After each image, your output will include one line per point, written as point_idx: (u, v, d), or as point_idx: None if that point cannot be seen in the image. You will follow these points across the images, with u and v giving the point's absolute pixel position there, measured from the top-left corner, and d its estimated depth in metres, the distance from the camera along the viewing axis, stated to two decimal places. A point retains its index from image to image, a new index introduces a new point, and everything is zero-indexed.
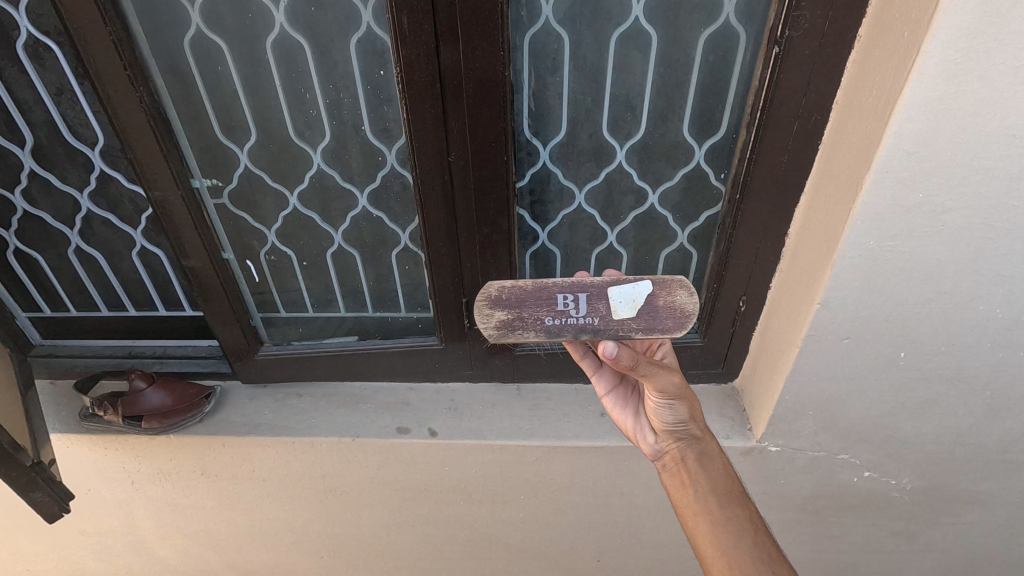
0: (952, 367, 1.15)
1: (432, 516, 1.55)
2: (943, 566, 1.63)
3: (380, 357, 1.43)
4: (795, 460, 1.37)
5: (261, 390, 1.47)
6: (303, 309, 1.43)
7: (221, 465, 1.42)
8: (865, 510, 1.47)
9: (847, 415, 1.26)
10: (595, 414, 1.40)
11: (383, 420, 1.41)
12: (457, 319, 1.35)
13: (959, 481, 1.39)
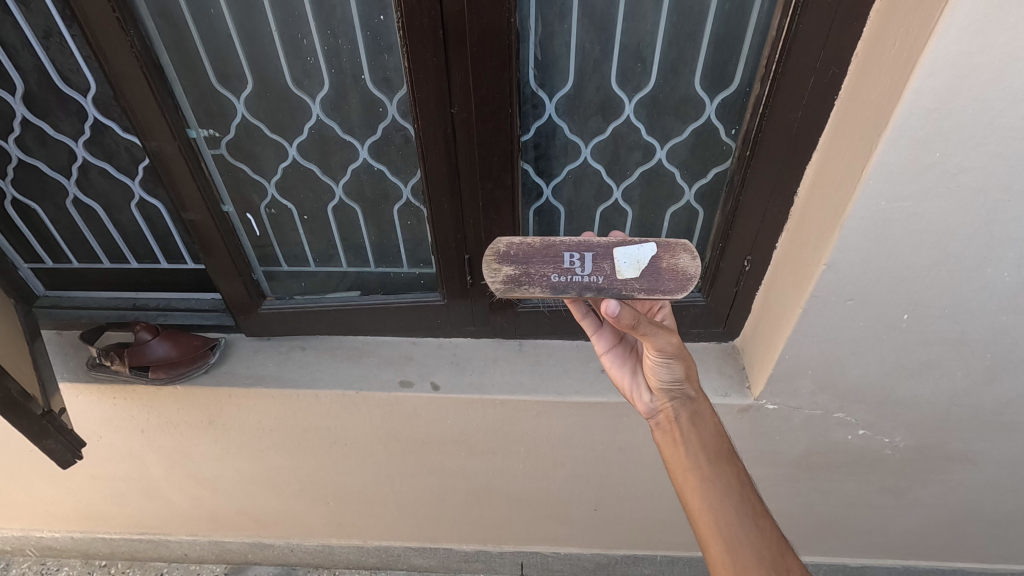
0: (955, 331, 1.13)
1: (433, 467, 1.60)
2: (930, 521, 1.67)
3: (381, 313, 1.44)
4: (790, 419, 1.38)
5: (265, 343, 1.50)
6: (307, 263, 1.44)
7: (227, 415, 1.48)
8: (857, 467, 1.50)
9: (846, 376, 1.26)
10: (594, 371, 1.42)
11: (386, 374, 1.43)
12: (459, 274, 1.35)
13: (953, 442, 1.40)
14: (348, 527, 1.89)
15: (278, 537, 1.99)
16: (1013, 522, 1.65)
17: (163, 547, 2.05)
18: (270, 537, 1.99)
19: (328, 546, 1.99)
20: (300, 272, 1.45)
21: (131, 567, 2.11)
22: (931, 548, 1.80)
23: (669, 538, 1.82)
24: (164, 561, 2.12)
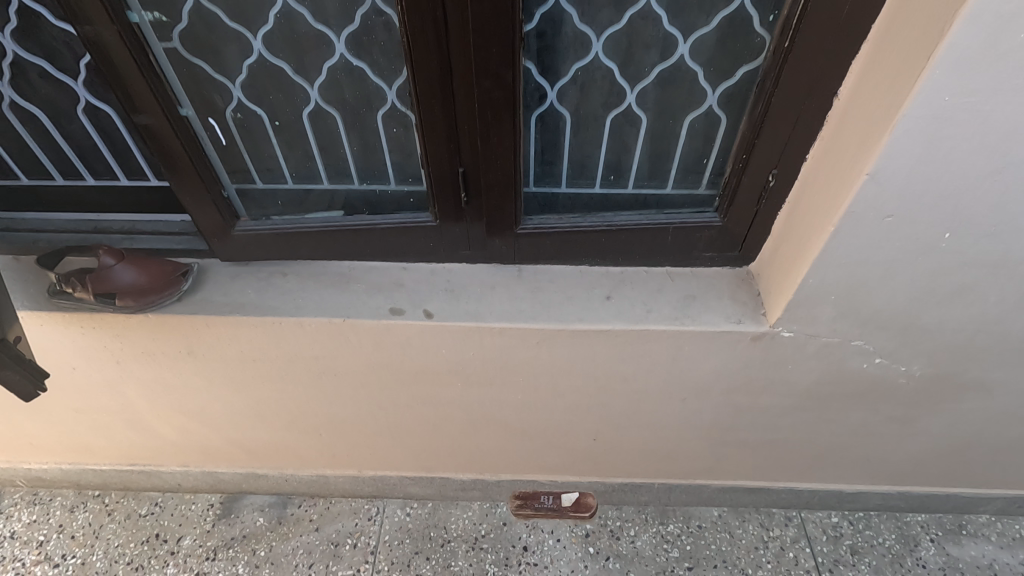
0: (998, 252, 1.03)
1: (428, 398, 1.54)
2: (933, 449, 1.65)
3: (367, 236, 1.31)
4: (806, 347, 1.30)
5: (243, 269, 1.38)
6: (283, 180, 1.30)
7: (207, 345, 1.38)
8: (868, 397, 1.44)
9: (871, 301, 1.17)
10: (599, 298, 1.32)
11: (376, 301, 1.33)
12: (453, 191, 1.21)
13: (972, 370, 1.34)
14: (342, 458, 1.86)
15: (271, 468, 1.96)
16: (1016, 449, 1.63)
17: (155, 477, 2.02)
18: (264, 468, 1.96)
19: (323, 475, 1.96)
20: (276, 190, 1.31)
21: (125, 497, 2.09)
22: (929, 475, 1.80)
23: (668, 467, 1.80)
24: (159, 491, 2.10)
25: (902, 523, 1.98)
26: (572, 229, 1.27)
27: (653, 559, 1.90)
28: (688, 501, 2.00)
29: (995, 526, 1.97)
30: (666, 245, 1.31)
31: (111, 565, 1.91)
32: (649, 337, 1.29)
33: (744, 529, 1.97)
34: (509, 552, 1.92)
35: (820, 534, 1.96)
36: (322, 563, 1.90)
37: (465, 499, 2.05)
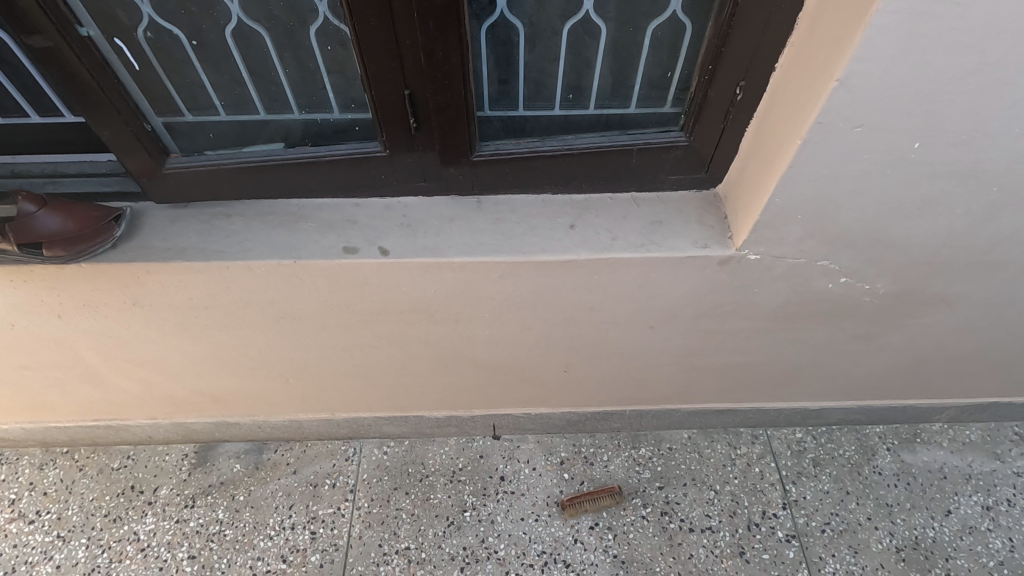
0: (966, 161, 1.00)
1: (393, 337, 1.50)
2: (893, 364, 1.70)
3: (313, 170, 1.22)
4: (772, 270, 1.28)
5: (181, 211, 1.29)
6: (214, 111, 1.18)
7: (152, 293, 1.31)
8: (832, 316, 1.45)
9: (838, 219, 1.14)
10: (563, 228, 1.27)
11: (328, 240, 1.25)
12: (401, 117, 1.12)
13: (934, 285, 1.35)
14: (313, 402, 1.84)
15: (241, 416, 1.93)
16: (971, 360, 1.69)
17: (124, 431, 1.98)
18: (234, 416, 1.93)
19: (296, 421, 1.95)
20: (208, 122, 1.20)
21: (95, 452, 2.06)
22: (887, 389, 1.86)
23: (638, 394, 1.83)
24: (130, 444, 2.07)
25: (862, 435, 2.07)
26: (531, 154, 1.20)
27: (626, 481, 1.96)
28: (659, 425, 2.05)
29: (947, 433, 2.07)
30: (631, 169, 1.25)
31: (87, 519, 1.89)
32: (615, 266, 1.26)
33: (713, 449, 2.04)
34: (486, 483, 1.96)
35: (784, 449, 2.04)
36: (302, 504, 1.92)
37: (441, 435, 2.07)
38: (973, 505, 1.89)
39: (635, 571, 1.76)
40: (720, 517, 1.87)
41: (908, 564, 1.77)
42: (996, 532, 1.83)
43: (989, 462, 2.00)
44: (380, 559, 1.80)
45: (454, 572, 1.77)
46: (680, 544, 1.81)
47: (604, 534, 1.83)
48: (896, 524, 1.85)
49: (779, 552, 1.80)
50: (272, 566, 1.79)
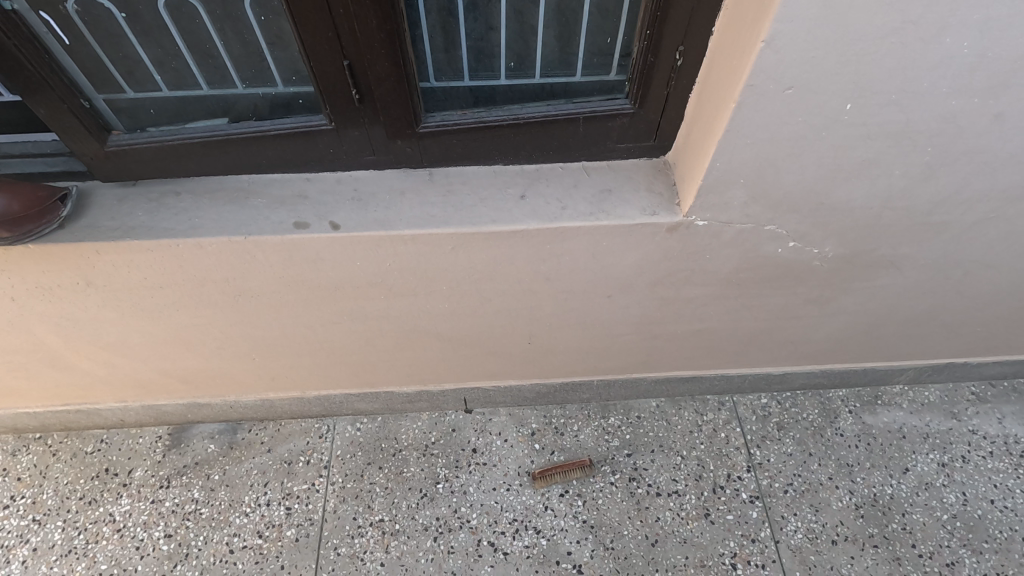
0: (899, 121, 1.05)
1: (354, 312, 1.51)
2: (849, 325, 1.72)
3: (260, 145, 1.22)
4: (721, 235, 1.30)
5: (130, 190, 1.28)
6: (156, 87, 1.17)
7: (105, 274, 1.31)
8: (785, 280, 1.48)
9: (780, 183, 1.17)
10: (514, 198, 1.28)
11: (278, 216, 1.25)
12: (344, 89, 1.12)
13: (881, 247, 1.38)
14: (282, 380, 1.83)
15: (212, 396, 1.91)
16: (925, 320, 1.71)
17: (95, 415, 1.94)
18: (205, 397, 1.91)
19: (266, 400, 1.92)
20: (150, 98, 1.19)
21: (68, 437, 2.00)
22: (848, 349, 1.85)
23: (604, 363, 1.84)
24: (104, 428, 2.01)
25: (825, 399, 2.03)
26: (477, 125, 1.21)
27: (595, 449, 1.92)
28: (627, 395, 2.01)
29: (907, 394, 2.04)
30: (578, 138, 1.26)
31: (63, 502, 1.83)
32: (565, 235, 1.27)
33: (681, 416, 2.00)
34: (459, 455, 1.92)
35: (749, 415, 2.00)
36: (277, 481, 1.87)
37: (413, 411, 2.02)
38: (929, 462, 1.86)
39: (603, 535, 1.73)
40: (686, 481, 1.84)
41: (866, 520, 1.74)
42: (950, 487, 1.81)
43: (946, 421, 1.96)
44: (354, 531, 1.76)
45: (427, 542, 1.73)
46: (647, 508, 1.78)
47: (574, 501, 1.80)
48: (856, 482, 1.82)
49: (742, 513, 1.77)
50: (248, 541, 1.74)
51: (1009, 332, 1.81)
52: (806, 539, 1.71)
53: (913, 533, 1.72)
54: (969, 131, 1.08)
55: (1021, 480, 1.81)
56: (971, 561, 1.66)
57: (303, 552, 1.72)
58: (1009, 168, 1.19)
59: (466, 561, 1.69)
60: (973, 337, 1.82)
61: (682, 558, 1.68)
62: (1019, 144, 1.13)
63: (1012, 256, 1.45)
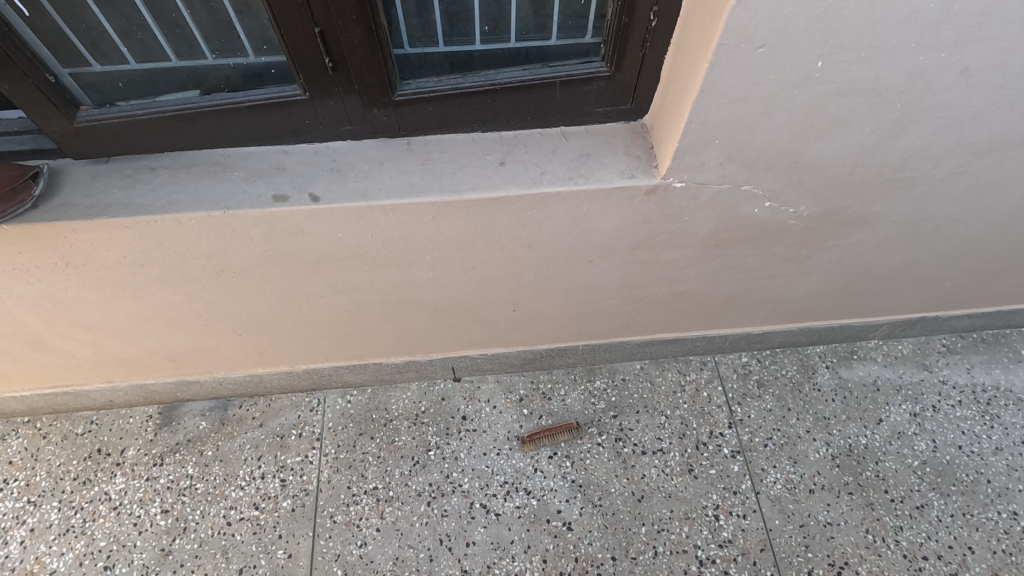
0: (869, 77, 1.08)
1: (338, 285, 1.52)
2: (825, 282, 1.76)
3: (234, 117, 1.21)
4: (698, 197, 1.32)
5: (103, 166, 1.27)
6: (123, 59, 1.15)
7: (83, 253, 1.30)
8: (761, 240, 1.50)
9: (754, 142, 1.20)
10: (493, 165, 1.28)
11: (256, 189, 1.25)
12: (315, 58, 1.11)
13: (854, 204, 1.41)
14: (271, 355, 1.85)
15: (201, 373, 1.91)
16: (898, 275, 1.76)
17: (83, 397, 1.94)
18: (195, 374, 1.91)
19: (256, 375, 1.94)
20: (117, 71, 1.17)
21: (58, 420, 2.00)
22: (827, 307, 1.90)
23: (588, 327, 1.88)
24: (93, 410, 2.01)
25: (803, 355, 2.09)
26: (453, 91, 1.21)
27: (582, 412, 1.97)
28: (612, 358, 2.05)
29: (882, 348, 2.10)
30: (555, 102, 1.26)
31: (57, 483, 1.85)
32: (545, 201, 1.28)
33: (664, 377, 2.05)
34: (449, 423, 1.95)
35: (731, 374, 2.05)
36: (270, 454, 1.90)
37: (403, 381, 2.04)
38: (902, 413, 1.94)
39: (591, 493, 1.79)
40: (670, 438, 1.90)
41: (842, 469, 1.82)
42: (921, 435, 1.88)
43: (918, 372, 2.03)
44: (349, 500, 1.80)
45: (421, 507, 1.78)
46: (633, 467, 1.84)
47: (563, 462, 1.85)
48: (833, 434, 1.90)
49: (724, 467, 1.83)
50: (245, 513, 1.78)
51: (979, 285, 1.87)
52: (784, 489, 1.79)
53: (886, 479, 1.80)
54: (937, 86, 1.12)
55: (988, 426, 1.90)
56: (939, 503, 1.75)
57: (300, 522, 1.76)
58: (977, 122, 1.22)
59: (460, 523, 1.74)
60: (944, 290, 1.87)
61: (667, 512, 1.75)
62: (986, 99, 1.17)
63: (980, 210, 1.49)
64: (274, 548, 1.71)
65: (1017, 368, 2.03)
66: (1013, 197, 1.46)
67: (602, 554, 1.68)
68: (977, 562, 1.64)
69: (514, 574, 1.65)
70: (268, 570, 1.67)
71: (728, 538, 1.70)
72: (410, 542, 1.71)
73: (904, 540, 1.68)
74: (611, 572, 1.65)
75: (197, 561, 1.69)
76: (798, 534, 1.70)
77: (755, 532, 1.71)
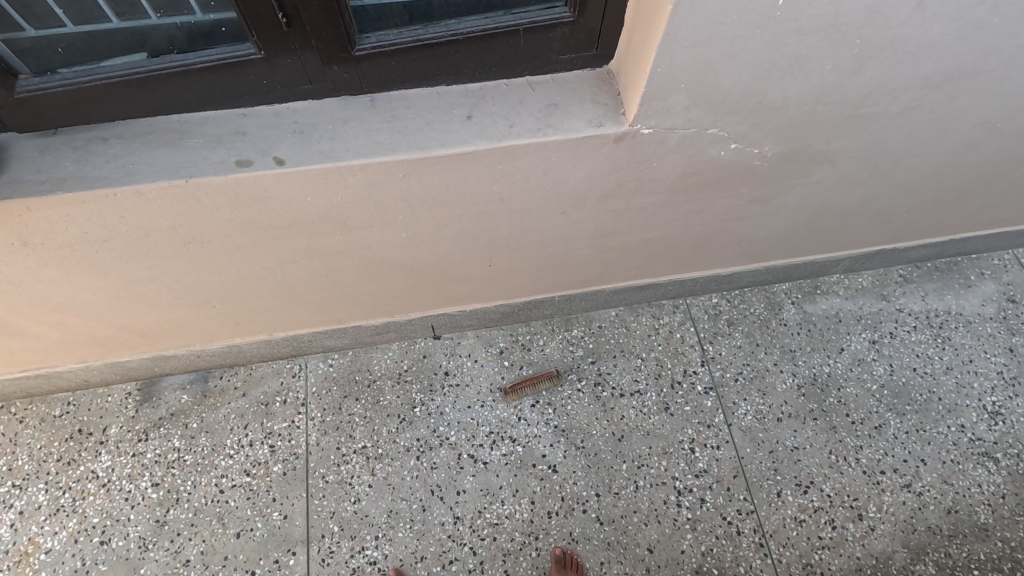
0: (829, 14, 1.10)
1: (311, 250, 1.50)
2: (790, 221, 1.81)
3: (187, 80, 1.16)
4: (665, 142, 1.34)
5: (52, 139, 1.22)
6: (59, 22, 1.09)
7: (41, 232, 1.25)
8: (728, 183, 1.53)
9: (719, 84, 1.22)
10: (460, 119, 1.27)
11: (218, 155, 1.21)
12: (269, 14, 1.07)
13: (816, 142, 1.45)
14: (248, 324, 1.83)
15: (177, 347, 1.89)
16: (859, 211, 1.82)
17: (56, 378, 1.90)
18: (170, 348, 1.89)
19: (234, 346, 1.92)
20: (55, 35, 1.10)
21: (32, 403, 1.96)
22: (792, 245, 1.96)
23: (563, 278, 1.91)
24: (69, 391, 1.97)
25: (770, 293, 2.16)
26: (415, 44, 1.18)
27: (561, 360, 2.02)
28: (588, 306, 2.10)
29: (844, 282, 2.18)
30: (520, 52, 1.24)
31: (41, 465, 1.83)
32: (514, 153, 1.28)
33: (639, 322, 2.10)
34: (432, 379, 1.98)
35: (702, 315, 2.12)
36: (256, 422, 1.91)
37: (383, 342, 2.06)
38: (862, 341, 2.05)
39: (574, 437, 1.87)
40: (646, 380, 1.97)
41: (807, 397, 1.93)
42: (879, 361, 2.00)
43: (877, 302, 2.13)
44: (339, 460, 1.84)
45: (411, 461, 1.83)
46: (612, 409, 1.92)
47: (545, 410, 1.92)
48: (798, 365, 2.00)
49: (698, 403, 1.92)
50: (237, 480, 1.81)
51: (933, 216, 1.95)
52: (754, 419, 1.89)
53: (847, 404, 1.92)
54: (894, 21, 1.14)
55: (939, 348, 2.03)
56: (895, 422, 1.88)
57: (292, 484, 1.80)
58: (931, 55, 1.26)
59: (449, 473, 1.81)
60: (901, 222, 1.94)
61: (646, 448, 1.84)
62: (939, 32, 1.20)
63: (934, 142, 1.54)
64: (269, 510, 1.76)
65: (967, 292, 2.15)
66: (965, 128, 1.52)
67: (586, 491, 1.77)
68: (928, 472, 1.79)
69: (504, 516, 1.74)
70: (266, 532, 1.72)
71: (703, 468, 1.81)
72: (403, 495, 1.77)
73: (864, 457, 1.82)
74: (596, 507, 1.75)
75: (193, 529, 1.73)
76: (767, 459, 1.82)
77: (728, 461, 1.82)
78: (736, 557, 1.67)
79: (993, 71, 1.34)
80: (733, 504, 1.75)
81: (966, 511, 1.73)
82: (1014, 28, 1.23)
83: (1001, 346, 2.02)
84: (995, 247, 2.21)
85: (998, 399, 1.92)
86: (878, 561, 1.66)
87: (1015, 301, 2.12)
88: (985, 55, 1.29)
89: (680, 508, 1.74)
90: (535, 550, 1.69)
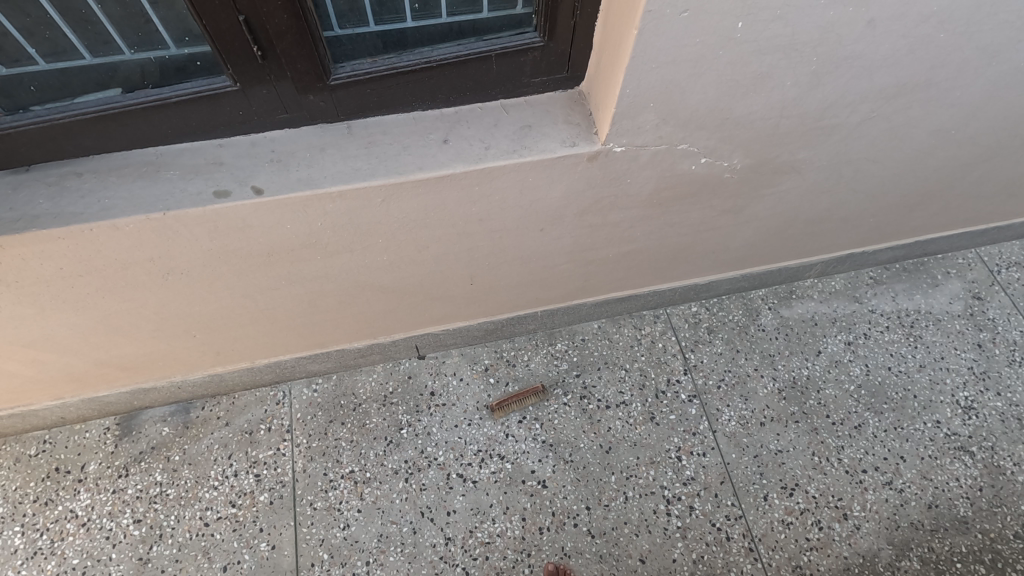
0: (786, 34, 1.15)
1: (291, 276, 1.50)
2: (762, 230, 1.86)
3: (163, 113, 1.17)
4: (637, 159, 1.38)
5: (24, 176, 1.21)
6: (30, 61, 1.09)
7: (15, 269, 1.24)
8: (700, 196, 1.57)
9: (688, 103, 1.26)
10: (436, 142, 1.29)
11: (195, 186, 1.21)
12: (244, 47, 1.09)
13: (783, 153, 1.50)
14: (228, 353, 1.81)
15: (157, 379, 1.86)
16: (828, 216, 1.88)
17: (30, 416, 1.85)
18: (149, 381, 1.86)
19: (215, 375, 1.90)
20: (27, 73, 1.10)
21: (6, 443, 1.90)
22: (766, 252, 2.01)
23: (543, 294, 1.93)
24: (45, 428, 1.92)
25: (747, 299, 2.21)
26: (390, 71, 1.21)
27: (547, 375, 2.03)
28: (570, 320, 2.12)
29: (817, 286, 2.24)
30: (492, 76, 1.27)
31: (16, 507, 1.78)
32: (491, 175, 1.30)
33: (621, 333, 2.13)
34: (418, 400, 1.98)
35: (682, 323, 2.15)
36: (241, 451, 1.88)
37: (367, 364, 2.04)
38: (838, 342, 2.10)
39: (562, 450, 1.87)
40: (631, 391, 1.99)
41: (788, 401, 1.97)
42: (856, 361, 2.06)
43: (850, 305, 2.19)
44: (327, 486, 1.82)
45: (400, 484, 1.82)
46: (599, 420, 1.93)
47: (532, 425, 1.93)
48: (778, 369, 2.04)
49: (683, 411, 1.95)
50: (222, 512, 1.78)
51: (898, 219, 2.01)
52: (738, 425, 1.92)
53: (827, 405, 1.96)
54: (847, 39, 1.20)
55: (911, 346, 2.09)
56: (874, 420, 1.93)
57: (279, 513, 1.77)
58: (885, 70, 1.32)
59: (439, 494, 1.80)
60: (868, 226, 2.01)
61: (634, 459, 1.86)
62: (891, 48, 1.26)
63: (893, 149, 1.61)
64: (256, 541, 1.73)
65: (934, 291, 2.22)
66: (922, 135, 1.59)
67: (577, 505, 1.78)
68: (908, 469, 1.84)
69: (496, 534, 1.73)
70: (253, 563, 1.69)
71: (691, 475, 1.83)
72: (392, 518, 1.76)
73: (846, 457, 1.86)
74: (586, 520, 1.75)
75: (179, 565, 1.69)
76: (753, 463, 1.85)
77: (715, 467, 1.84)
78: (728, 563, 1.68)
79: (944, 81, 1.41)
80: (722, 509, 1.77)
81: (947, 505, 1.77)
82: (960, 42, 1.31)
83: (970, 342, 2.09)
84: (959, 247, 2.29)
85: (970, 394, 1.98)
86: (865, 559, 1.69)
87: (980, 298, 2.20)
88: (935, 67, 1.36)
89: (669, 517, 1.76)
90: (528, 567, 1.69)
